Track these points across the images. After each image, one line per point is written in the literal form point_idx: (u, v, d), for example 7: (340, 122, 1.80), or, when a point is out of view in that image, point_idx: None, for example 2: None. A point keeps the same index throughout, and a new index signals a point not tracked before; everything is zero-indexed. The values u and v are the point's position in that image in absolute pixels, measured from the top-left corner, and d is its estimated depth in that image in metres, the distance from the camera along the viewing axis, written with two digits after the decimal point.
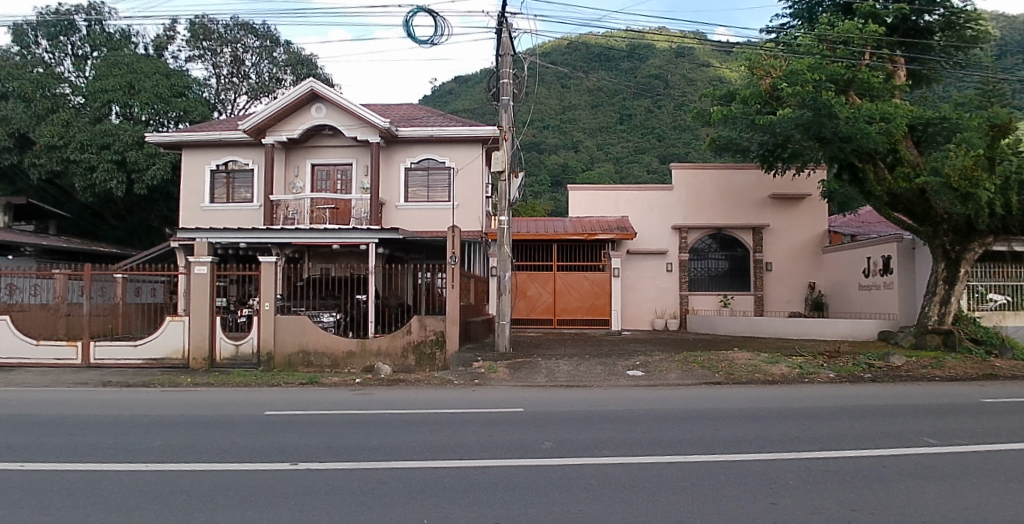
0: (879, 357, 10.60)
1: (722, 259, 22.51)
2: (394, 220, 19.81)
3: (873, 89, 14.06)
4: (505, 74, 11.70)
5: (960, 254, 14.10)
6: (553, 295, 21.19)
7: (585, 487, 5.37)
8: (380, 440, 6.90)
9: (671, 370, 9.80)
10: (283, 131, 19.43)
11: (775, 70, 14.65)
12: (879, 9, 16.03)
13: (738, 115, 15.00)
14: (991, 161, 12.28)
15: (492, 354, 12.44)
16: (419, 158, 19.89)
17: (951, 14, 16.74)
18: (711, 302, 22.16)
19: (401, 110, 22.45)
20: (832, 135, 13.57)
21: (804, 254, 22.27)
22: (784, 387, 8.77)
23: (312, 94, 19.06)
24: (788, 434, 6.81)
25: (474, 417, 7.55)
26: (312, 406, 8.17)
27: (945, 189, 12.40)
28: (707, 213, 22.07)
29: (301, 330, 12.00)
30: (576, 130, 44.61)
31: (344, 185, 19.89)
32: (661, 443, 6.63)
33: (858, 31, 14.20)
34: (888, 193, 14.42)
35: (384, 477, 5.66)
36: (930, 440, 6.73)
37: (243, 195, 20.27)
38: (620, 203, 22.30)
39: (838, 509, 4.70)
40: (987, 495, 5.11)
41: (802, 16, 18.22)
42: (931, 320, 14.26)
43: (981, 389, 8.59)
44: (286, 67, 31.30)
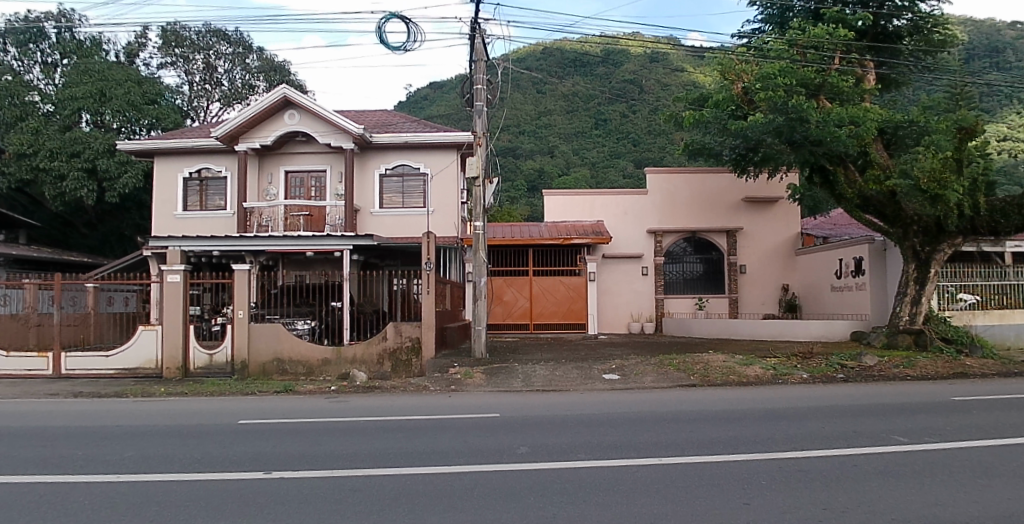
0: (852, 357, 10.70)
1: (698, 262, 22.64)
2: (369, 226, 19.67)
3: (842, 93, 14.20)
4: (479, 79, 11.72)
5: (930, 255, 14.17)
6: (530, 300, 21.20)
7: (560, 491, 5.38)
8: (356, 447, 6.87)
9: (647, 373, 9.82)
10: (256, 137, 19.33)
11: (746, 75, 14.76)
12: (847, 15, 16.25)
13: (710, 119, 15.16)
14: (959, 164, 12.44)
15: (469, 360, 12.39)
16: (394, 164, 19.85)
17: (919, 19, 16.87)
18: (686, 305, 22.29)
19: (375, 116, 22.44)
20: (802, 139, 13.77)
21: (778, 256, 22.45)
22: (758, 388, 8.79)
23: (285, 101, 18.96)
24: (760, 435, 6.87)
25: (450, 422, 7.50)
26: (274, 414, 8.06)
27: (915, 191, 12.55)
28: (683, 217, 22.21)
29: (275, 338, 11.91)
30: (552, 136, 44.89)
31: (319, 192, 19.85)
32: (635, 446, 6.65)
33: (827, 36, 14.48)
34: (858, 195, 14.63)
35: (359, 485, 5.62)
36: (900, 438, 6.80)
37: (218, 203, 20.14)
38: (595, 207, 22.39)
39: (809, 508, 4.73)
40: (954, 492, 5.18)
41: (773, 21, 18.32)
42: (903, 320, 14.41)
43: (951, 387, 8.70)
44: (260, 74, 31.32)
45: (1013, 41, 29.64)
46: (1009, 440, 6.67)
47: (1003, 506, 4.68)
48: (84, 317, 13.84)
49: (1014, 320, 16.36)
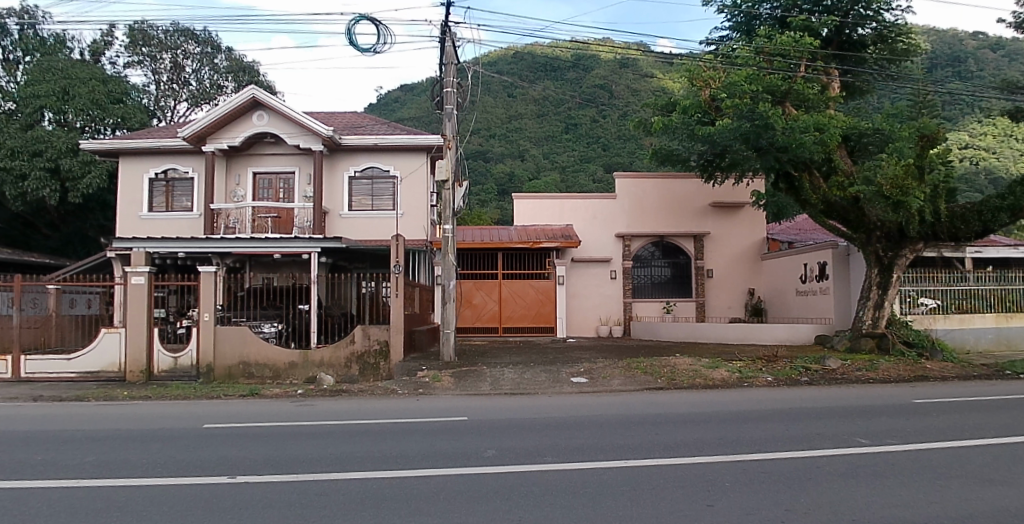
0: (815, 361, 10.80)
1: (665, 266, 22.80)
2: (337, 229, 19.58)
3: (807, 100, 14.40)
4: (449, 82, 11.75)
5: (892, 260, 14.47)
6: (499, 304, 21.23)
7: (527, 494, 5.38)
8: (321, 450, 6.82)
9: (615, 376, 9.85)
10: (224, 137, 19.16)
11: (714, 81, 14.83)
12: (813, 23, 16.65)
13: (679, 125, 14.89)
14: (921, 171, 12.65)
15: (437, 363, 12.33)
16: (363, 167, 19.75)
17: (883, 28, 17.31)
18: (655, 308, 22.43)
19: (344, 117, 22.33)
20: (768, 145, 13.87)
21: (744, 261, 22.74)
22: (725, 391, 8.87)
23: (254, 101, 18.88)
24: (725, 437, 6.93)
25: (415, 426, 7.45)
26: (225, 419, 7.94)
27: (878, 197, 12.67)
28: (652, 222, 22.40)
29: (242, 342, 11.77)
30: (522, 140, 45.05)
31: (287, 194, 19.69)
32: (603, 448, 6.68)
33: (793, 45, 14.64)
34: (823, 201, 14.81)
35: (325, 489, 5.57)
36: (862, 440, 6.91)
37: (185, 204, 19.88)
38: (565, 211, 22.43)
39: (773, 509, 4.78)
40: (914, 493, 5.27)
41: (740, 29, 18.16)
42: (866, 323, 14.67)
43: (912, 390, 8.85)
44: (228, 74, 31.06)
45: (974, 50, 30.54)
46: (968, 442, 6.81)
47: (961, 507, 4.77)
48: (45, 319, 13.56)
49: (974, 324, 16.70)
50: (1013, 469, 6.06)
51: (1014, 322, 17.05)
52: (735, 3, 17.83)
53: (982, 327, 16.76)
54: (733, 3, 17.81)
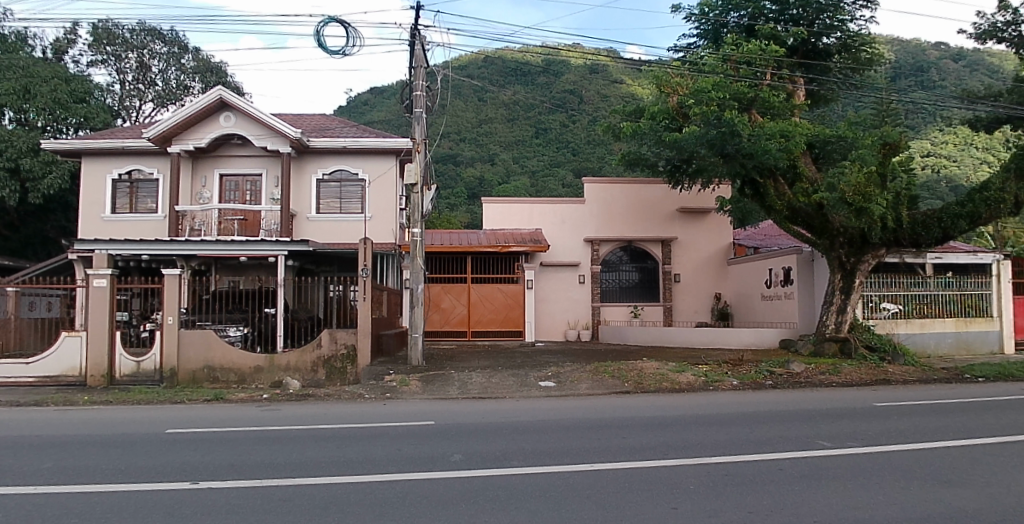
0: (780, 365, 10.96)
1: (633, 271, 23.02)
2: (306, 232, 19.49)
3: (773, 108, 14.53)
4: (418, 86, 11.69)
5: (855, 266, 14.77)
6: (467, 307, 21.21)
7: (493, 498, 5.36)
8: (285, 456, 6.74)
9: (582, 380, 9.90)
10: (191, 139, 18.94)
11: (681, 88, 14.93)
12: (780, 32, 17.05)
13: (647, 131, 15.01)
14: (883, 179, 13.11)
15: (405, 367, 12.31)
16: (332, 170, 19.68)
17: (847, 37, 17.79)
18: (622, 312, 22.55)
19: (313, 120, 22.22)
20: (734, 151, 13.95)
21: (711, 266, 22.99)
22: (689, 394, 8.95)
23: (222, 103, 18.71)
24: (690, 440, 7.01)
25: (382, 430, 7.40)
26: (172, 425, 7.79)
27: (841, 204, 12.83)
28: (621, 227, 22.52)
29: (206, 345, 11.66)
30: (492, 144, 45.19)
31: (254, 196, 19.54)
32: (569, 452, 6.70)
33: (759, 52, 15.00)
34: (787, 207, 14.95)
35: (289, 495, 5.50)
36: (824, 442, 7.01)
37: (149, 205, 19.60)
38: (534, 215, 22.54)
39: (734, 511, 4.82)
40: (873, 494, 5.36)
41: (707, 36, 18.45)
42: (830, 327, 14.88)
43: (873, 393, 9.00)
44: (195, 75, 30.84)
45: (936, 61, 31.52)
46: (926, 444, 6.95)
47: (917, 508, 4.86)
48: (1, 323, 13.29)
49: (934, 328, 17.09)
50: (966, 469, 6.21)
51: (973, 326, 17.47)
52: (703, 11, 17.89)
53: (941, 332, 17.20)
54: (701, 10, 17.92)
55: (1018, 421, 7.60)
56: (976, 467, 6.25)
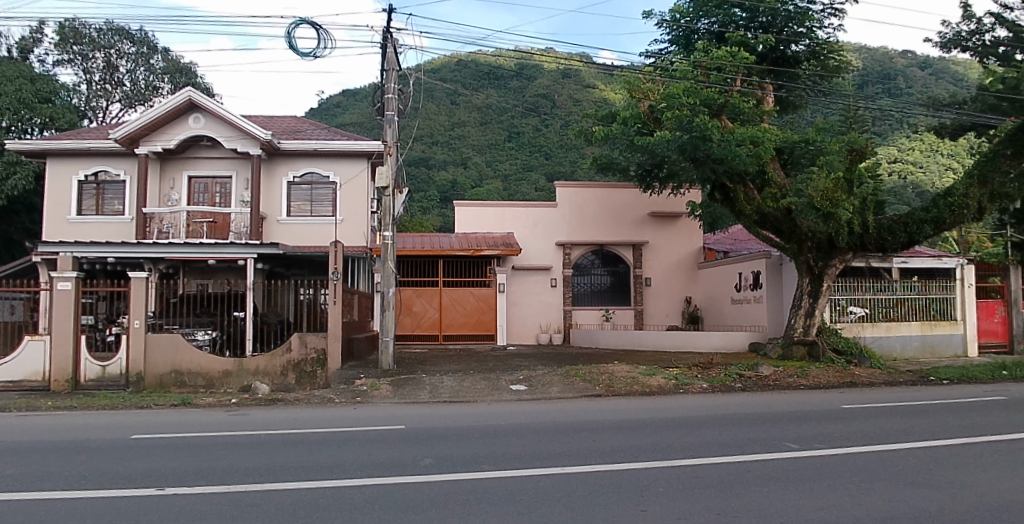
0: (749, 368, 11.05)
1: (605, 275, 23.08)
2: (275, 235, 19.38)
3: (742, 114, 14.72)
4: (390, 88, 11.65)
5: (823, 270, 14.83)
6: (439, 311, 21.24)
7: (463, 502, 5.34)
8: (252, 461, 6.67)
9: (554, 383, 9.92)
10: (159, 141, 18.69)
11: (652, 94, 15.38)
12: (749, 39, 17.22)
13: (618, 135, 14.98)
14: (849, 184, 13.40)
15: (376, 371, 12.26)
16: (303, 172, 19.58)
17: (816, 44, 18.21)
18: (594, 316, 22.64)
19: (284, 122, 22.04)
20: (705, 157, 14.07)
21: (682, 269, 23.16)
22: (660, 397, 9.01)
23: (191, 104, 18.50)
24: (658, 442, 7.06)
25: (352, 435, 7.35)
26: (124, 431, 7.69)
27: (809, 209, 13.27)
28: (593, 231, 22.65)
29: (173, 350, 11.56)
30: (466, 147, 45.10)
31: (223, 198, 19.34)
32: (540, 455, 6.72)
33: (730, 59, 15.22)
34: (756, 212, 15.12)
35: (257, 500, 5.43)
36: (792, 444, 7.08)
37: (117, 207, 19.33)
38: (506, 218, 22.55)
39: (702, 513, 4.86)
40: (839, 495, 5.44)
41: (679, 42, 18.76)
42: (797, 331, 15.08)
43: (840, 395, 9.12)
44: (164, 75, 30.73)
45: (903, 68, 32.30)
46: (891, 444, 7.08)
47: (883, 509, 4.92)
48: None
49: (900, 332, 17.40)
50: (930, 470, 6.33)
51: (938, 329, 17.83)
52: (674, 17, 18.16)
53: (907, 335, 17.52)
54: (673, 17, 18.17)
55: (980, 422, 7.76)
56: (938, 467, 6.39)
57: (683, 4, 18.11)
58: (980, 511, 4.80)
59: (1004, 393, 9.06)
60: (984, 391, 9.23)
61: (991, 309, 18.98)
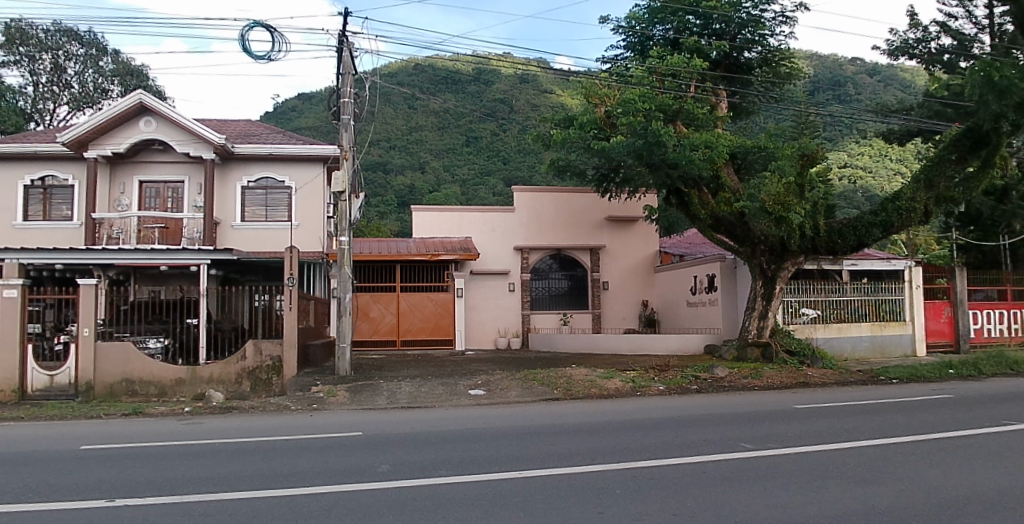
0: (706, 370, 11.23)
1: (563, 279, 23.27)
2: (229, 240, 19.26)
3: (697, 119, 14.85)
4: (347, 92, 11.58)
5: (775, 273, 15.01)
6: (397, 316, 21.16)
7: (420, 508, 5.28)
8: (205, 471, 6.55)
9: (511, 388, 9.95)
10: (108, 144, 18.34)
11: (608, 99, 15.31)
12: (704, 46, 17.69)
13: (576, 139, 15.09)
14: (801, 189, 13.82)
15: (333, 377, 12.23)
16: (257, 177, 19.48)
17: (768, 51, 18.72)
18: (552, 320, 22.84)
19: (239, 125, 21.77)
20: (660, 162, 14.24)
21: (638, 273, 23.55)
22: (617, 400, 9.11)
23: (142, 107, 18.25)
24: (616, 445, 7.12)
25: (308, 443, 7.28)
26: (62, 443, 7.49)
27: (762, 212, 13.66)
28: (549, 235, 22.88)
29: (124, 358, 11.43)
30: (422, 152, 44.90)
31: (175, 203, 19.08)
32: (498, 460, 6.71)
33: (683, 66, 15.54)
34: (710, 216, 15.12)
35: (209, 509, 5.26)
36: (746, 444, 7.21)
37: (65, 213, 18.88)
38: (463, 223, 22.49)
39: (658, 514, 4.86)
40: (793, 494, 5.54)
41: (634, 48, 19.00)
42: (752, 333, 15.32)
43: (794, 395, 9.28)
44: (114, 78, 31.26)
45: (852, 75, 33.20)
46: (843, 443, 7.24)
47: (833, 507, 4.99)
48: None
49: (850, 333, 17.90)
50: (879, 467, 6.49)
51: (888, 330, 18.31)
52: (630, 24, 18.31)
53: (857, 336, 18.01)
54: (629, 23, 18.31)
55: (928, 420, 7.97)
56: (888, 465, 6.55)
57: (639, 10, 18.30)
58: (927, 507, 4.89)
59: (949, 391, 9.36)
60: (931, 390, 9.50)
61: (938, 310, 19.48)
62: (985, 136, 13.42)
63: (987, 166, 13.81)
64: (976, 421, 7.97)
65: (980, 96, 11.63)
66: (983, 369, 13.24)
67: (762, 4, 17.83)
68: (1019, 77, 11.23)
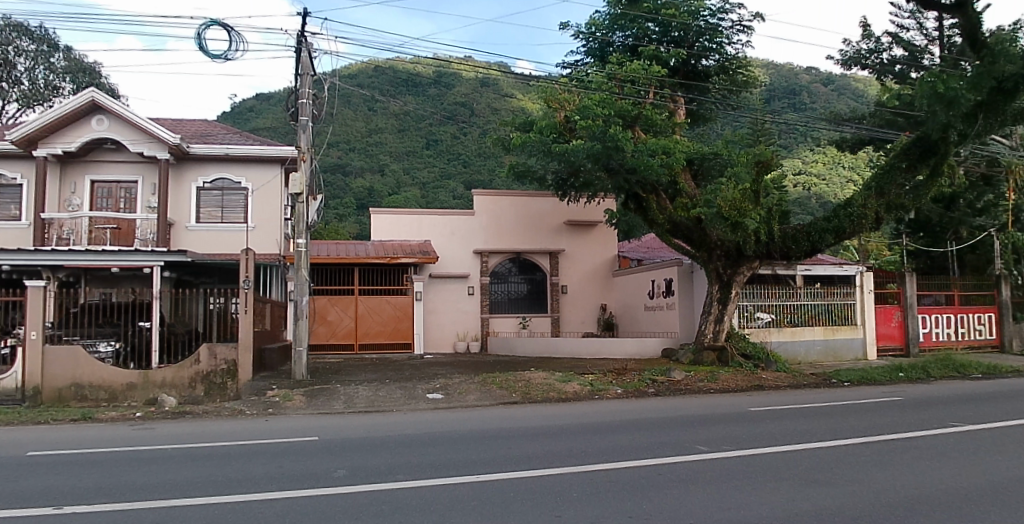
0: (662, 373, 11.40)
1: (522, 283, 23.42)
2: (183, 242, 18.97)
3: (655, 125, 15.05)
4: (303, 93, 11.54)
5: (731, 277, 15.46)
6: (354, 320, 21.02)
7: (376, 511, 5.19)
8: (157, 477, 6.38)
9: (470, 391, 9.99)
10: (59, 143, 17.93)
11: (568, 104, 15.40)
12: (661, 53, 18.02)
13: (536, 143, 15.13)
14: (756, 195, 13.70)
15: (289, 382, 12.16)
16: (213, 178, 19.29)
17: (725, 60, 19.02)
18: (511, 324, 22.90)
19: (194, 125, 21.49)
20: (619, 166, 14.55)
21: (597, 278, 23.75)
22: (575, 403, 9.19)
23: (94, 105, 17.85)
24: (574, 449, 7.15)
25: (263, 448, 7.21)
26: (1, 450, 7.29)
27: (718, 218, 13.69)
28: (508, 238, 22.94)
29: (73, 363, 11.23)
30: (382, 154, 44.74)
31: (129, 203, 18.76)
32: (456, 465, 6.68)
33: (642, 72, 15.86)
34: (668, 221, 15.44)
35: (161, 515, 4.98)
36: (702, 447, 7.30)
37: (14, 213, 18.39)
38: (423, 226, 22.51)
39: (615, 516, 4.85)
40: (748, 495, 5.59)
41: (594, 54, 19.19)
42: (708, 336, 15.65)
43: (750, 398, 9.46)
44: (66, 75, 30.74)
45: (807, 84, 33.87)
46: (797, 445, 7.37)
47: (784, 508, 5.03)
48: None
49: (804, 336, 18.27)
50: (829, 469, 6.61)
51: (840, 333, 18.74)
52: (590, 30, 18.54)
53: (810, 339, 18.39)
54: (589, 29, 18.57)
55: (876, 422, 8.20)
56: (840, 467, 6.67)
57: (599, 17, 18.54)
58: (876, 508, 4.95)
59: (899, 394, 9.61)
60: (881, 392, 9.79)
61: (889, 314, 20.00)
62: (934, 144, 13.76)
63: (935, 174, 14.09)
64: (922, 423, 8.21)
65: (929, 106, 11.93)
66: (931, 372, 13.64)
67: (719, 13, 18.14)
68: (965, 88, 11.55)
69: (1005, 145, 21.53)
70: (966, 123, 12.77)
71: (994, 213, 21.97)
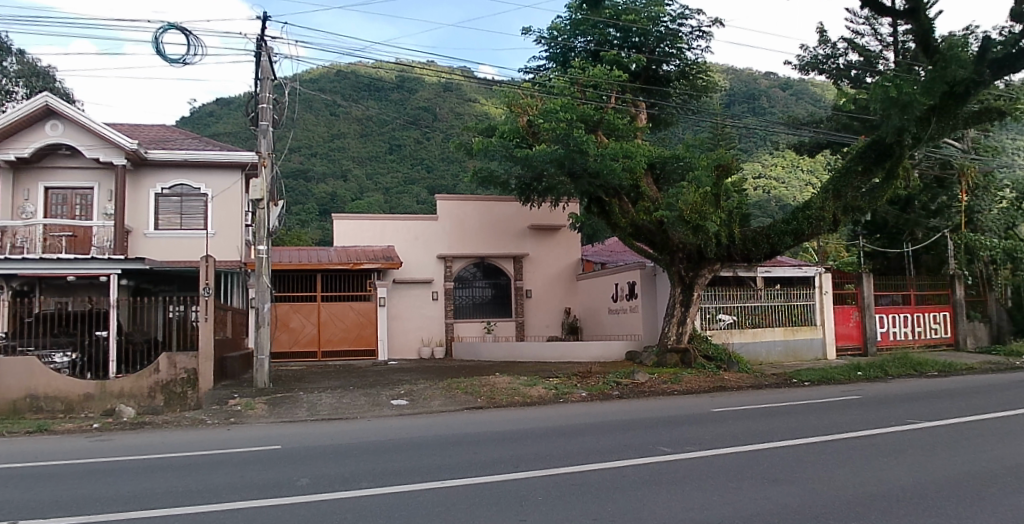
0: (626, 375, 11.52)
1: (486, 288, 23.46)
2: (140, 249, 18.69)
3: (617, 130, 15.21)
4: (263, 98, 11.42)
5: (693, 279, 15.58)
6: (317, 326, 20.98)
7: (342, 518, 5.14)
8: (114, 489, 6.25)
9: (434, 397, 10.00)
10: (11, 149, 17.51)
11: (531, 109, 15.71)
12: (623, 58, 18.16)
13: (498, 148, 15.28)
14: (717, 198, 14.10)
15: (251, 390, 12.07)
16: (172, 184, 19.06)
17: (685, 65, 19.35)
18: (475, 328, 22.89)
19: (151, 131, 21.14)
20: (582, 171, 14.62)
21: (561, 281, 23.91)
22: (542, 407, 9.27)
23: (49, 110, 17.48)
24: (540, 453, 7.19)
25: (226, 458, 7.14)
26: None
27: (679, 222, 13.90)
28: (470, 244, 22.95)
29: (27, 374, 11.00)
30: (344, 159, 44.14)
31: (85, 210, 18.42)
32: (423, 471, 6.68)
33: (604, 77, 16.05)
34: (631, 224, 15.51)
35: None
36: (666, 448, 7.39)
37: None
38: (386, 232, 22.48)
39: (581, 518, 4.87)
40: (712, 495, 5.66)
41: (556, 59, 19.33)
42: (671, 338, 15.82)
43: (711, 400, 9.58)
44: (18, 79, 30.03)
45: (766, 90, 34.50)
46: (759, 445, 7.47)
47: (746, 506, 5.10)
48: None
49: (765, 337, 18.57)
50: (791, 467, 6.72)
51: (800, 334, 19.08)
52: (552, 34, 18.66)
53: (771, 340, 18.69)
54: (550, 34, 18.68)
55: (833, 421, 8.39)
56: (802, 465, 6.78)
57: (561, 22, 18.70)
58: (837, 505, 5.03)
59: (857, 393, 9.81)
60: (840, 391, 10.01)
61: (846, 314, 20.42)
62: (888, 148, 14.12)
63: (891, 178, 14.44)
64: (879, 421, 8.41)
65: (884, 111, 12.18)
66: (888, 371, 13.94)
67: (679, 19, 18.35)
68: (919, 93, 11.85)
69: (957, 148, 22.31)
70: (920, 127, 13.11)
71: (948, 214, 22.48)
